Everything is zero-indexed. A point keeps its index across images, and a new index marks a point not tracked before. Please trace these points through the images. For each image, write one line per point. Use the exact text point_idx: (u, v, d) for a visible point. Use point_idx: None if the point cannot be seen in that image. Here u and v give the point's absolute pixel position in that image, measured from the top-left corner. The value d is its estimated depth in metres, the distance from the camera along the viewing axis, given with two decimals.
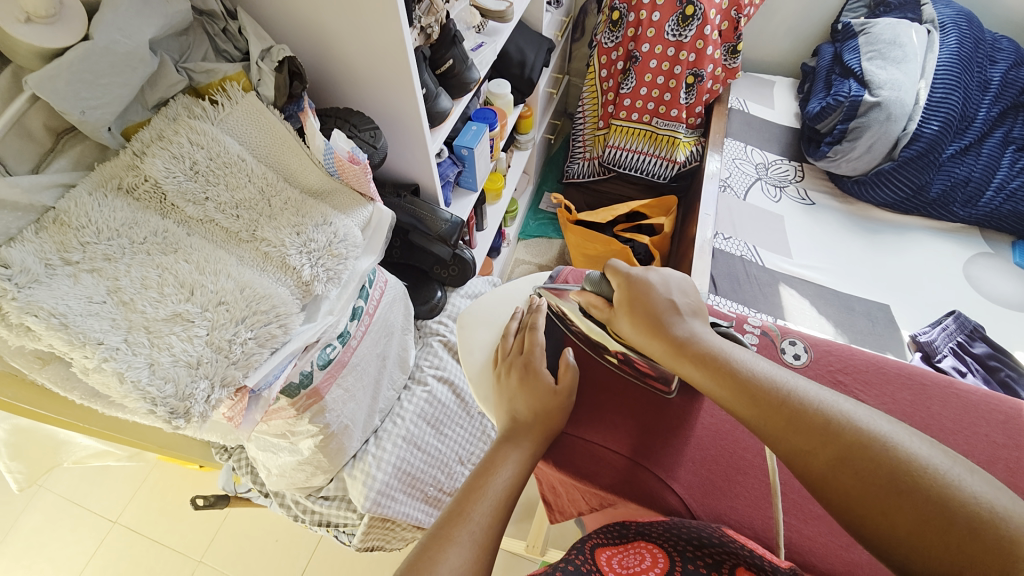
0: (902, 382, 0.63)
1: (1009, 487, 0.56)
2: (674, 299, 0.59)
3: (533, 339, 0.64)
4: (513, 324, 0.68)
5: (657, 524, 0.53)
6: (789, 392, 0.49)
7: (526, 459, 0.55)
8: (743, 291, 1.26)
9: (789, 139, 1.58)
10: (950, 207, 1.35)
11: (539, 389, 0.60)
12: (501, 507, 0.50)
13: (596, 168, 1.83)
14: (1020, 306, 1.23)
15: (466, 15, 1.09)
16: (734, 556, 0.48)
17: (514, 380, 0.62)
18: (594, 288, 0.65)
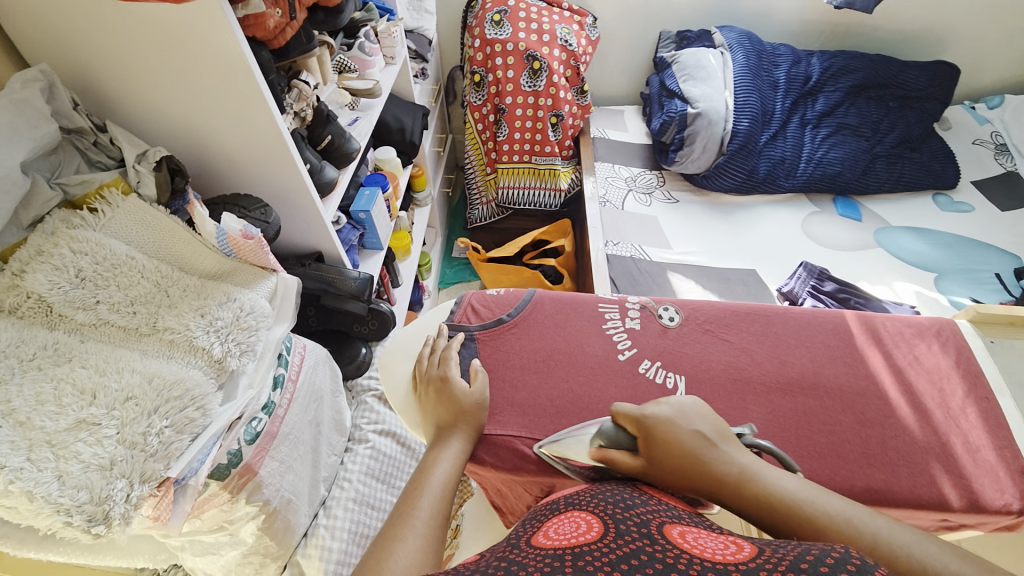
0: (751, 317, 0.75)
1: (854, 376, 0.69)
2: (705, 435, 0.56)
3: (449, 355, 0.69)
4: (424, 347, 0.72)
5: (582, 494, 0.56)
6: (848, 526, 0.48)
7: (458, 458, 0.59)
8: (639, 285, 1.42)
9: (646, 153, 1.85)
10: (778, 181, 1.65)
11: (460, 395, 0.64)
12: (441, 498, 0.53)
13: (494, 210, 2.01)
14: (851, 246, 1.54)
15: (336, 96, 1.19)
16: (657, 514, 0.49)
17: (436, 392, 0.65)
18: (611, 441, 0.58)
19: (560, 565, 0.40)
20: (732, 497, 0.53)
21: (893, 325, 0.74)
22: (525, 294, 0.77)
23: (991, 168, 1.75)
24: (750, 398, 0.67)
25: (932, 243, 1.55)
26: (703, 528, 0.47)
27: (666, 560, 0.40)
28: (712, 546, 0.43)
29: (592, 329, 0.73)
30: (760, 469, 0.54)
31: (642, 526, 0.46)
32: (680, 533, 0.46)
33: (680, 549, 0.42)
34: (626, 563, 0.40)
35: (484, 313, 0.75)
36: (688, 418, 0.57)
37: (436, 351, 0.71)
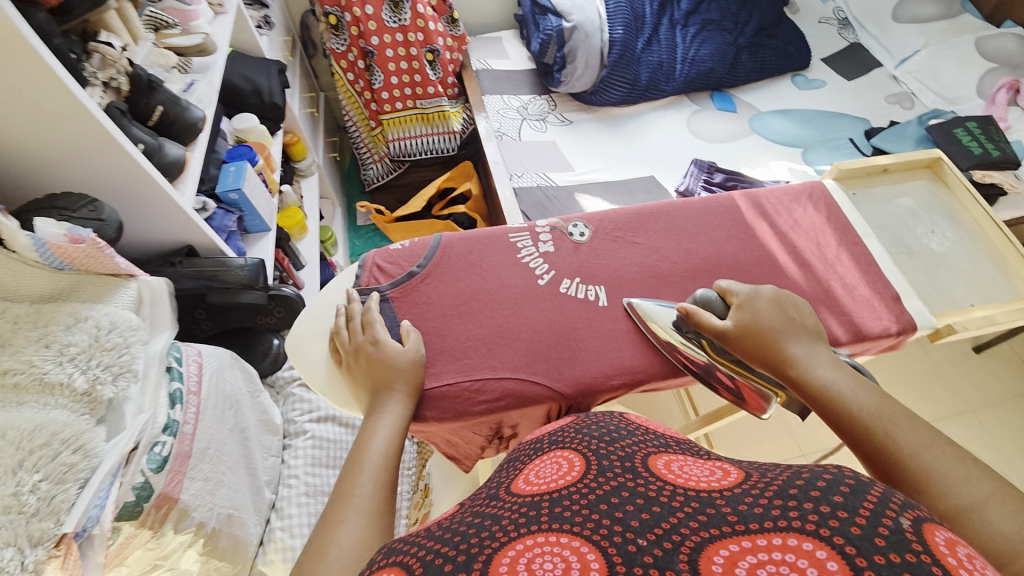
0: (654, 216, 0.77)
1: (751, 248, 0.74)
2: (793, 322, 0.61)
3: (370, 318, 0.63)
4: (340, 315, 0.65)
5: (568, 429, 0.56)
6: (880, 420, 0.51)
7: (398, 423, 0.55)
8: (550, 213, 1.42)
9: (532, 78, 1.80)
10: (660, 86, 1.69)
11: (390, 358, 0.59)
12: (382, 469, 0.50)
13: (389, 165, 1.89)
14: (730, 137, 1.67)
15: (156, 57, 0.97)
16: (644, 448, 0.50)
17: (365, 359, 0.60)
18: (704, 304, 0.65)
19: (537, 515, 0.40)
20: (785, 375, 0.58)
21: (774, 196, 0.80)
22: (432, 242, 0.72)
23: (836, 43, 1.93)
24: (665, 291, 0.70)
25: (796, 121, 1.73)
26: (690, 457, 0.50)
27: (647, 495, 0.40)
28: (697, 476, 0.44)
29: (508, 262, 0.71)
30: (835, 369, 0.57)
31: (625, 460, 0.47)
32: (665, 464, 0.47)
33: (662, 481, 0.43)
34: (604, 503, 0.40)
35: (391, 270, 0.69)
36: (784, 305, 0.63)
37: (357, 317, 0.64)
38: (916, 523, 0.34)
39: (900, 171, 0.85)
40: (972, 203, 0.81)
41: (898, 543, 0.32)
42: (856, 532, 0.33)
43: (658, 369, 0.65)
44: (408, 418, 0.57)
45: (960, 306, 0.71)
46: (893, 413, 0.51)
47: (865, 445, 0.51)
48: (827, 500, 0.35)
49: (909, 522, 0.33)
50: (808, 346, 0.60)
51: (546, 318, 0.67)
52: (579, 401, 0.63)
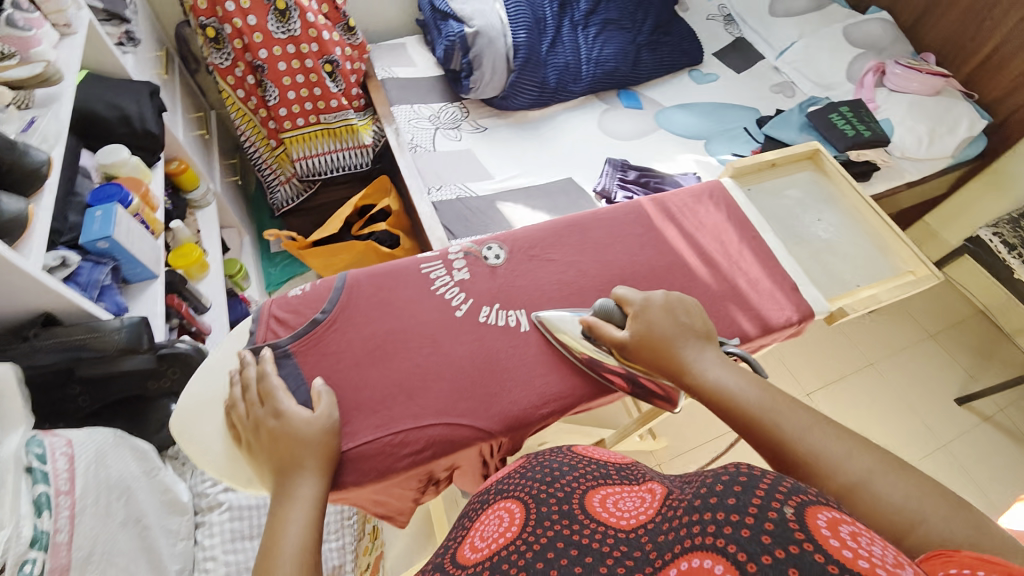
0: (568, 230, 0.77)
1: (664, 254, 0.76)
2: (684, 327, 0.63)
3: (271, 386, 0.56)
4: (233, 384, 0.58)
5: (517, 474, 0.58)
6: (768, 413, 0.54)
7: (311, 507, 0.50)
8: (472, 225, 1.39)
9: (441, 85, 1.75)
10: (569, 88, 1.71)
11: (294, 433, 0.53)
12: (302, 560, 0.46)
13: (298, 186, 1.75)
14: (639, 134, 1.74)
15: None
16: (583, 481, 0.54)
17: (266, 437, 0.53)
18: (604, 316, 0.65)
19: None
20: (683, 380, 0.60)
21: (679, 199, 0.82)
22: (336, 282, 0.66)
23: (723, 38, 2.07)
24: (586, 307, 0.70)
25: (697, 115, 1.83)
26: (624, 486, 0.53)
27: (579, 545, 0.43)
28: (630, 506, 0.48)
29: (422, 295, 0.67)
30: (725, 368, 0.60)
31: (565, 501, 0.50)
32: (601, 501, 0.49)
33: (597, 521, 0.46)
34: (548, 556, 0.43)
35: (292, 320, 0.63)
36: (675, 309, 0.64)
37: (255, 387, 0.57)
38: (798, 508, 0.37)
39: (786, 165, 0.92)
40: (847, 189, 0.89)
41: (783, 536, 0.35)
42: (746, 535, 0.36)
43: (587, 390, 0.64)
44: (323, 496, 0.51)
45: (847, 288, 0.78)
46: (781, 405, 0.55)
47: (761, 438, 0.54)
48: (721, 505, 0.39)
49: (792, 509, 0.36)
50: (698, 348, 0.62)
51: (468, 352, 0.64)
52: (510, 437, 0.60)
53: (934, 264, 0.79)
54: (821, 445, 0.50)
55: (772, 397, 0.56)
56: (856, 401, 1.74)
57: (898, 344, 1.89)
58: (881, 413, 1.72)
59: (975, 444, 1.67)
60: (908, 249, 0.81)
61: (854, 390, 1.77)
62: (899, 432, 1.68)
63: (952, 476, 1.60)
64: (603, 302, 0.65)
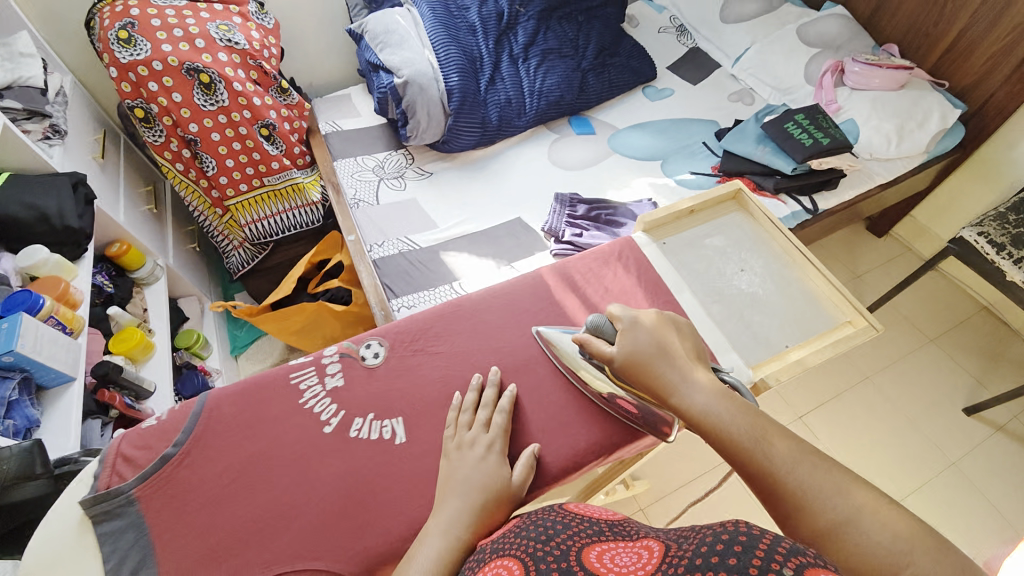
0: (456, 314, 0.71)
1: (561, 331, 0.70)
2: (671, 347, 0.61)
3: (498, 422, 0.61)
4: (469, 391, 0.64)
5: (509, 534, 0.50)
6: (753, 442, 0.53)
7: (456, 545, 0.50)
8: (416, 280, 1.33)
9: (385, 133, 1.72)
10: (513, 123, 1.68)
11: (486, 476, 0.56)
12: None
13: (251, 250, 1.73)
14: (591, 162, 1.68)
15: None
16: (578, 539, 0.47)
17: (457, 465, 0.57)
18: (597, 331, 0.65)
19: None
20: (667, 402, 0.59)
21: (582, 264, 0.76)
22: (193, 407, 0.62)
23: (675, 50, 2.01)
24: (470, 405, 0.64)
25: (653, 134, 1.76)
26: (621, 541, 0.47)
27: None
28: (627, 562, 0.43)
29: (287, 412, 0.62)
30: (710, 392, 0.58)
31: (561, 560, 0.44)
32: (597, 555, 0.44)
33: None
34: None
35: (140, 458, 0.59)
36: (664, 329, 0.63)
37: (488, 411, 0.62)
38: (799, 570, 0.34)
39: (706, 209, 0.85)
40: (774, 231, 0.81)
41: None
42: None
43: None
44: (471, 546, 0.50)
45: (773, 352, 0.70)
46: (776, 437, 0.53)
47: (744, 466, 0.53)
48: (722, 565, 0.36)
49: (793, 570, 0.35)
50: (685, 370, 0.60)
51: (334, 477, 0.58)
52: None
53: (871, 312, 0.71)
54: (809, 482, 0.49)
55: (761, 427, 0.54)
56: (853, 419, 1.62)
57: (896, 351, 1.76)
58: (881, 431, 1.59)
59: (990, 460, 1.53)
60: (841, 296, 0.73)
61: (849, 408, 1.64)
62: (902, 452, 1.55)
63: (964, 497, 1.47)
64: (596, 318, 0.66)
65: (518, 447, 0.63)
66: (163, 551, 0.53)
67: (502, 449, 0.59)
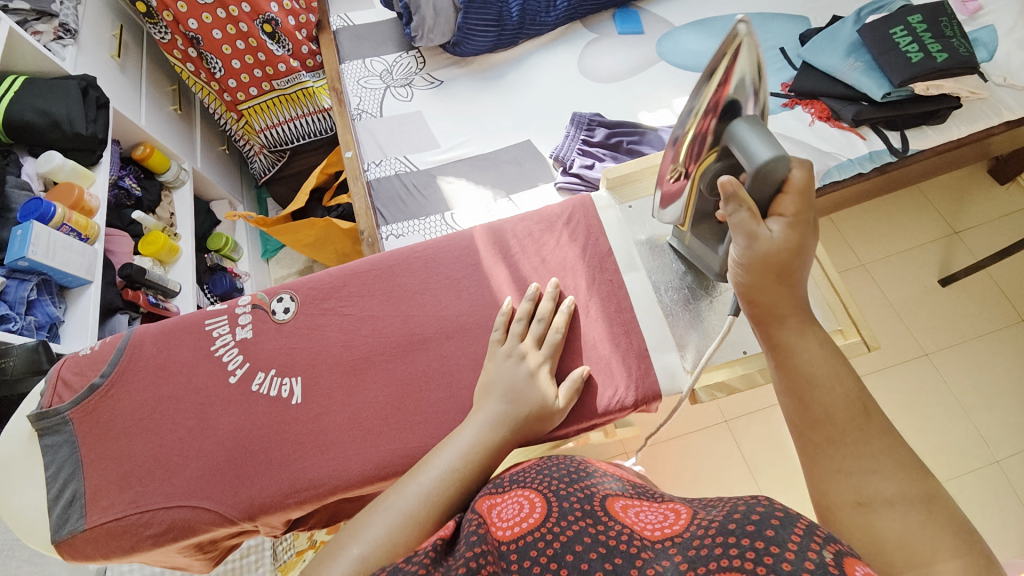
0: (374, 274, 0.66)
1: (479, 306, 0.63)
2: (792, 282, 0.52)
3: (552, 339, 0.58)
4: (525, 300, 0.60)
5: (532, 470, 0.52)
6: (837, 399, 0.50)
7: (486, 443, 0.52)
8: (408, 207, 1.27)
9: (397, 31, 1.55)
10: (539, 19, 1.43)
11: (532, 392, 0.55)
12: (446, 486, 0.50)
13: (271, 157, 1.73)
14: (629, 71, 1.40)
15: None
16: (602, 488, 0.49)
17: (499, 373, 0.56)
18: (756, 178, 0.50)
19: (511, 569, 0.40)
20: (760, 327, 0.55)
21: (521, 225, 0.66)
22: (119, 343, 0.65)
23: None
24: (369, 375, 0.61)
25: (715, 34, 1.41)
26: (644, 501, 0.49)
27: (607, 543, 0.41)
28: (652, 520, 0.45)
29: (199, 358, 0.63)
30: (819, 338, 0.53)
31: (585, 500, 0.46)
32: (622, 506, 0.46)
33: (624, 526, 0.43)
34: (570, 554, 0.41)
35: (76, 382, 0.63)
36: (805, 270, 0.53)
37: (544, 327, 0.59)
38: (838, 555, 0.35)
39: None
40: None
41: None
42: (785, 568, 0.35)
43: (349, 478, 0.57)
44: (502, 446, 0.53)
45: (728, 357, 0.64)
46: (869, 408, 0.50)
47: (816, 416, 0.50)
48: (759, 535, 0.37)
49: (832, 556, 0.35)
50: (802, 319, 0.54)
51: (232, 427, 0.60)
52: (258, 523, 0.58)
53: (869, 329, 0.66)
54: (874, 462, 0.47)
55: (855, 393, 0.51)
56: (891, 399, 1.41)
57: (973, 329, 1.47)
58: (921, 416, 1.39)
59: None
60: (839, 303, 0.69)
61: (892, 386, 1.43)
62: (940, 441, 1.36)
63: (996, 499, 1.30)
64: (777, 167, 0.49)
65: (567, 366, 0.60)
66: (89, 468, 0.60)
67: (551, 369, 0.58)
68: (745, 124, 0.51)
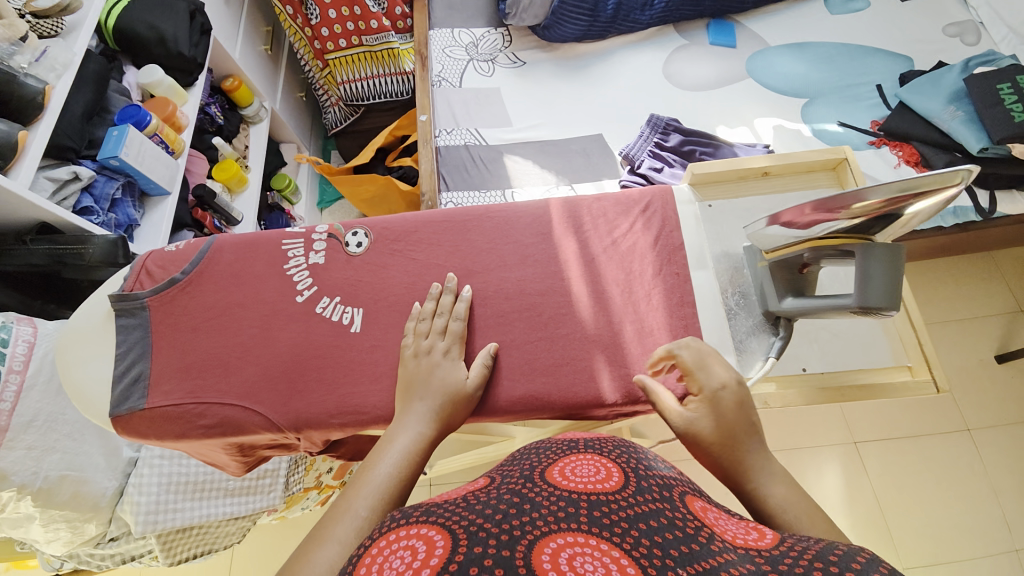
0: (446, 226, 0.68)
1: (541, 276, 0.63)
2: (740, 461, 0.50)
3: (455, 329, 0.60)
4: (429, 299, 0.62)
5: (605, 440, 0.52)
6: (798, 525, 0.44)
7: (422, 438, 0.51)
8: (471, 177, 1.29)
9: (490, 7, 1.57)
10: (632, 16, 1.42)
11: (448, 379, 0.56)
12: (391, 497, 0.45)
13: (345, 109, 1.81)
14: (714, 83, 1.38)
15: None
16: (681, 484, 0.48)
17: (415, 370, 0.57)
18: (859, 294, 0.49)
19: (575, 513, 0.39)
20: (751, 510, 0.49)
21: (598, 205, 0.67)
22: (202, 246, 0.69)
23: None
24: None
25: (810, 61, 1.37)
26: (722, 509, 0.47)
27: (685, 529, 0.39)
28: (731, 522, 0.43)
29: (272, 274, 0.67)
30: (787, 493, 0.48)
31: (664, 487, 0.45)
32: (702, 506, 0.45)
33: (701, 520, 0.42)
34: (644, 525, 0.39)
35: (158, 274, 0.68)
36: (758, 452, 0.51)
37: (445, 318, 0.60)
38: None
39: (787, 175, 0.69)
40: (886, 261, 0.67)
41: None
42: None
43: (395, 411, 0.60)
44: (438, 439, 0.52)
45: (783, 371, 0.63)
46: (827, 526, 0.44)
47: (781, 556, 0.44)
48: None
49: None
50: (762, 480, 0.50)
51: (290, 342, 0.63)
52: (301, 435, 0.61)
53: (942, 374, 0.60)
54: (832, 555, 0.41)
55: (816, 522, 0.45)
56: (921, 465, 1.36)
57: None
58: (950, 490, 1.33)
59: None
60: (913, 339, 0.64)
61: (925, 454, 1.37)
62: (964, 519, 1.30)
63: None
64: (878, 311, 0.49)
65: (473, 350, 0.61)
66: (156, 354, 0.64)
67: (459, 352, 0.59)
68: (880, 253, 0.48)
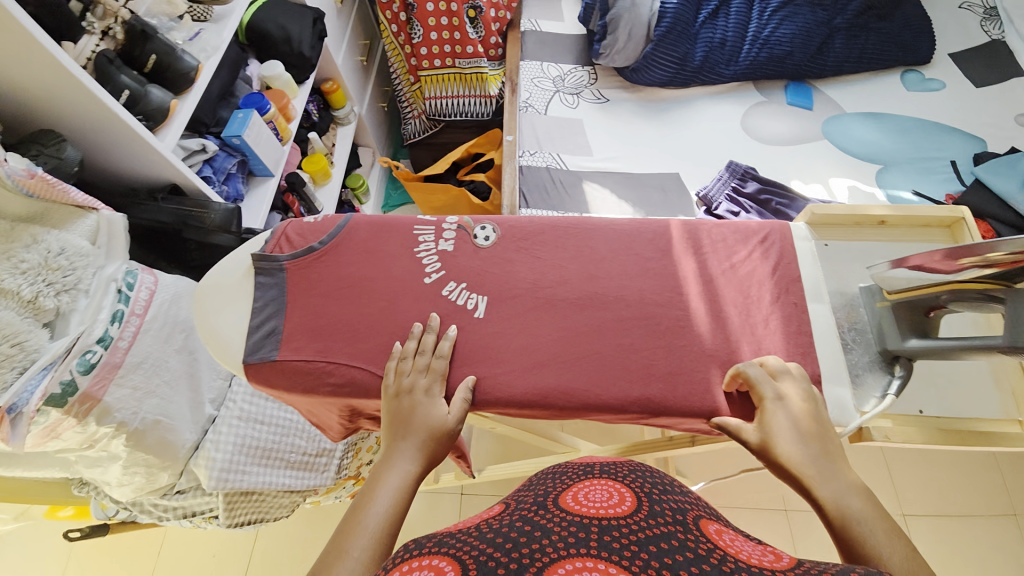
0: (569, 232, 0.72)
1: (660, 290, 0.66)
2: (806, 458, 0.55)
3: (438, 367, 0.63)
4: (411, 338, 0.64)
5: (621, 465, 0.54)
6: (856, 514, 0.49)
7: (407, 477, 0.55)
8: (551, 198, 1.35)
9: (580, 46, 1.67)
10: (717, 69, 1.51)
11: (426, 416, 0.59)
12: (378, 541, 0.48)
13: (425, 123, 1.90)
14: (791, 140, 1.44)
15: (162, 5, 1.01)
16: (698, 509, 0.49)
17: (398, 410, 0.60)
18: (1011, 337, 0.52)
19: (584, 537, 0.41)
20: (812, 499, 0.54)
21: (717, 231, 0.71)
22: (340, 220, 0.74)
23: (975, 37, 1.59)
24: (547, 316, 0.66)
25: (886, 130, 1.43)
26: (739, 532, 0.47)
27: (697, 550, 0.40)
28: (750, 548, 0.43)
29: (403, 254, 0.72)
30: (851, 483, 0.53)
31: (678, 512, 0.46)
32: (716, 529, 0.45)
33: (717, 543, 0.42)
34: (654, 546, 0.40)
35: (297, 241, 0.73)
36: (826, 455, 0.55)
37: (430, 356, 0.63)
38: None
39: (901, 226, 0.74)
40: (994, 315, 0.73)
41: None
42: None
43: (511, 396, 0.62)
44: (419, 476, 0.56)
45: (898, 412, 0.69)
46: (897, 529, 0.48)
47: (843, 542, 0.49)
48: None
49: None
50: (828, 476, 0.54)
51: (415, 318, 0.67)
52: None
53: None
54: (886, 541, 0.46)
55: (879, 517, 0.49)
56: (973, 549, 1.30)
57: None
58: None
59: None
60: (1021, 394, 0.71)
61: (978, 538, 1.32)
62: None
63: None
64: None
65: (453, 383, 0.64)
66: (289, 312, 0.68)
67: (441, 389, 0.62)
68: None
